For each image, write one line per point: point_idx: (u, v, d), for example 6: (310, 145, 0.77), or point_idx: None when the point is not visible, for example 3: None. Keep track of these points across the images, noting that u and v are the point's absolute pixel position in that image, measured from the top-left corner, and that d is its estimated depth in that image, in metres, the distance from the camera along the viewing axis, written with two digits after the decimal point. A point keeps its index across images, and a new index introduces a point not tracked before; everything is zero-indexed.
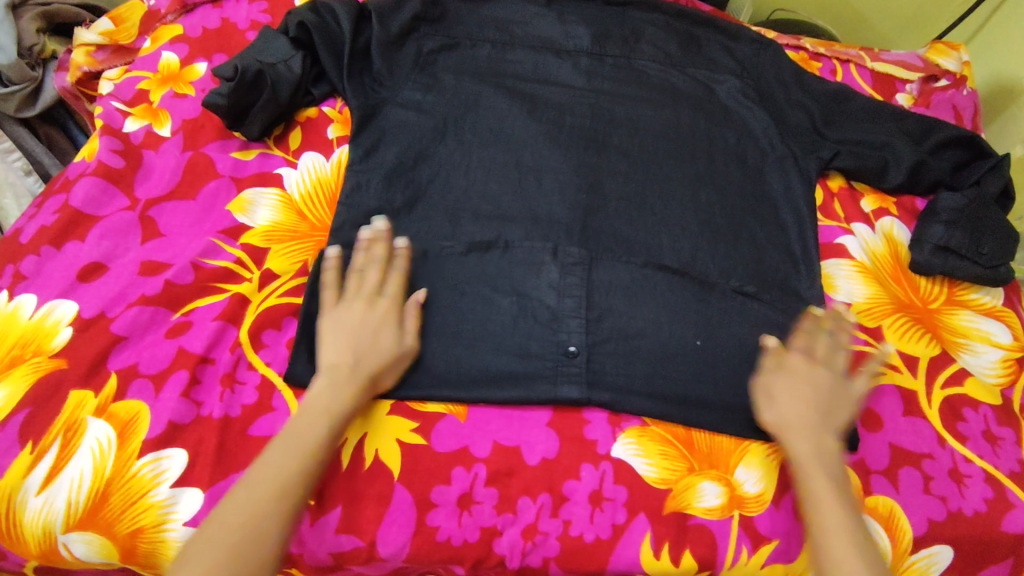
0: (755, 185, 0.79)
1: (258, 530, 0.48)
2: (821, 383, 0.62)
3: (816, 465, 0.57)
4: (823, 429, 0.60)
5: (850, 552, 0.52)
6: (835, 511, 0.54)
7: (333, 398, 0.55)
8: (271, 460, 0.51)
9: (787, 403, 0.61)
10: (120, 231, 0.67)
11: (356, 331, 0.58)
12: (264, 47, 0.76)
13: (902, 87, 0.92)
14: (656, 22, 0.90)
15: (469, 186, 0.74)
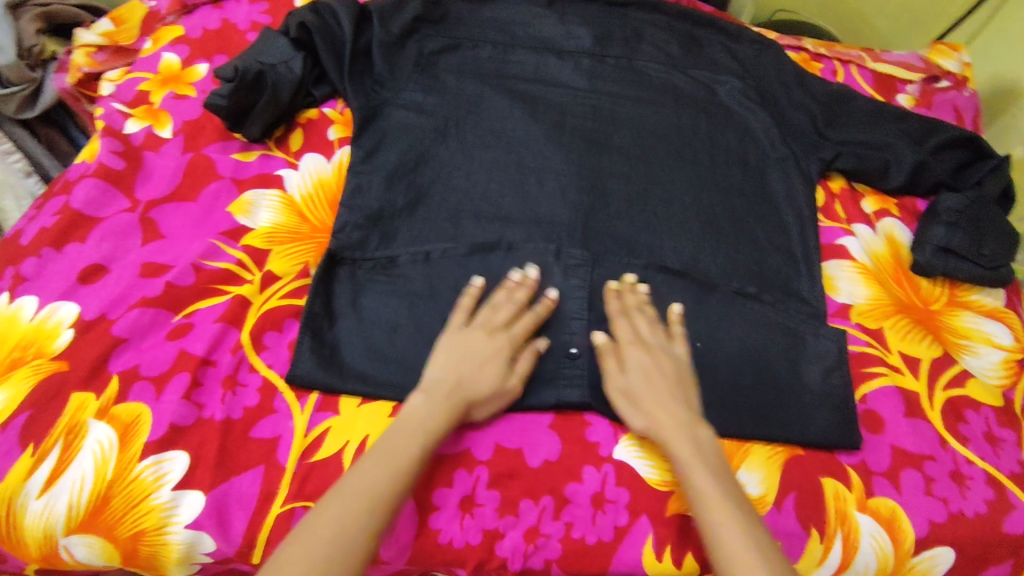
0: (757, 185, 0.79)
1: (347, 545, 0.45)
2: (644, 373, 0.60)
3: (698, 459, 0.54)
4: (680, 422, 0.57)
5: (743, 547, 0.49)
6: (722, 506, 0.51)
7: (439, 419, 0.54)
8: (365, 474, 0.49)
9: (643, 403, 0.58)
10: (121, 232, 0.66)
11: (467, 360, 0.58)
12: (265, 48, 0.76)
13: (903, 87, 0.92)
14: (656, 23, 0.90)
15: (471, 187, 0.74)
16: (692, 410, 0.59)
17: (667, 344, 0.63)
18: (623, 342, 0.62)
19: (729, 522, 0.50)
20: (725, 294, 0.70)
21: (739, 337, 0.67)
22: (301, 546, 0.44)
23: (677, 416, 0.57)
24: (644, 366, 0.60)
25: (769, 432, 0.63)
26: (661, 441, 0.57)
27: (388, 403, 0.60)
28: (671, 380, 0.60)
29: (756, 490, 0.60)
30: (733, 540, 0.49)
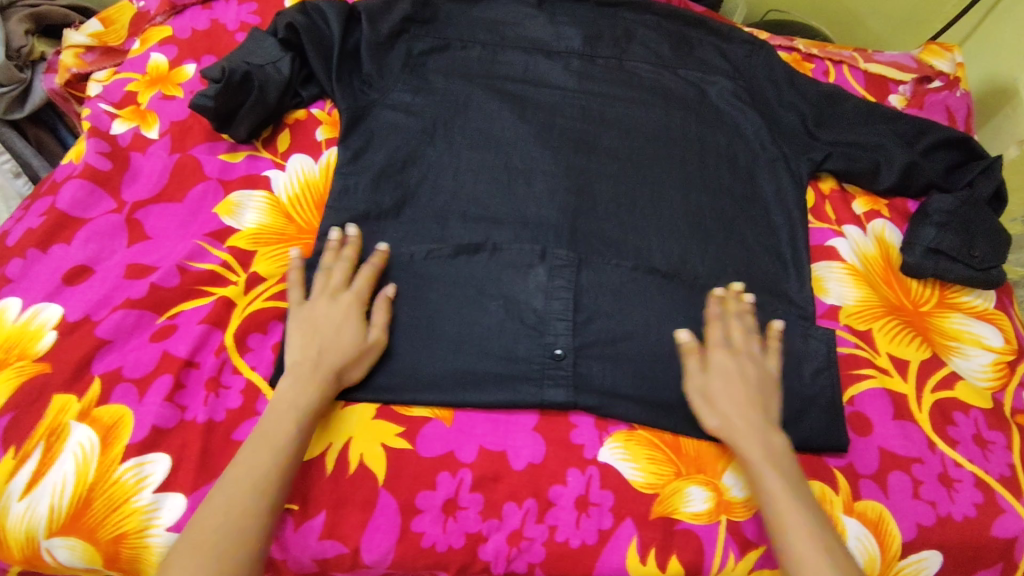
0: (747, 186, 0.79)
1: (235, 530, 0.48)
2: (727, 377, 0.60)
3: (768, 464, 0.56)
4: (753, 426, 0.58)
5: (812, 552, 0.51)
6: (793, 512, 0.53)
7: (308, 392, 0.55)
8: (244, 462, 0.51)
9: (721, 405, 0.59)
10: (106, 234, 0.66)
11: (325, 332, 0.58)
12: (254, 48, 0.75)
13: (895, 88, 0.91)
14: (647, 23, 0.90)
15: (458, 188, 0.74)
16: (768, 415, 0.59)
17: (746, 345, 0.62)
18: (711, 343, 0.62)
19: (799, 526, 0.52)
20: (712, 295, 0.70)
21: None
22: (194, 538, 0.47)
23: (754, 421, 0.58)
24: (726, 369, 0.61)
25: None
26: (733, 443, 0.58)
27: (372, 405, 0.60)
28: (755, 386, 0.60)
29: (742, 493, 0.60)
30: (802, 543, 0.52)
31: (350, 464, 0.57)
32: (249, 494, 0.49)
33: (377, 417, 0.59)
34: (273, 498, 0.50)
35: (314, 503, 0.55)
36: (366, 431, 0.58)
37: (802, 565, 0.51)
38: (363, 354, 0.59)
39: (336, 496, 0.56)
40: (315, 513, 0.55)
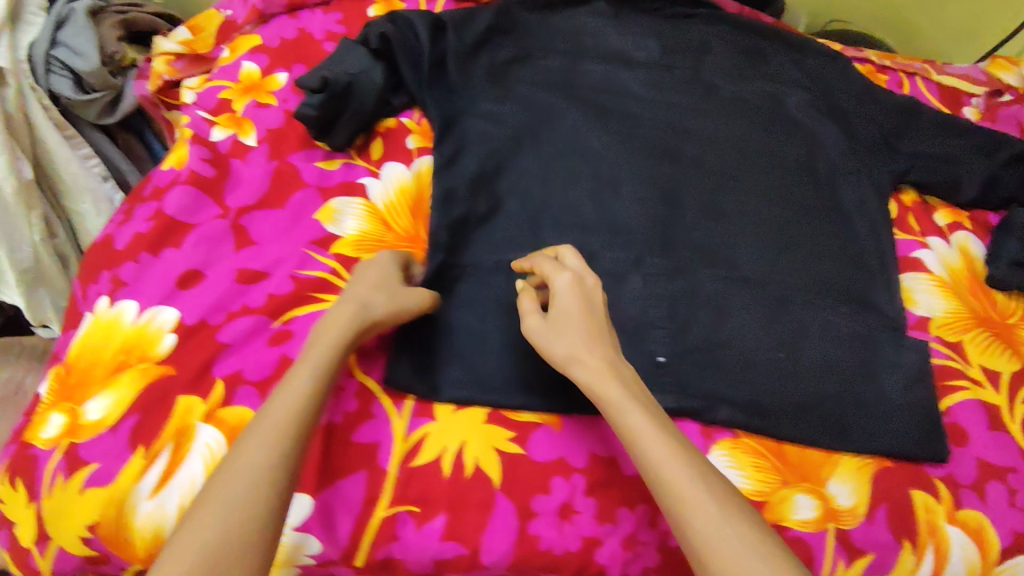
0: (829, 197, 0.79)
1: (245, 493, 0.43)
2: (568, 309, 0.55)
3: (629, 401, 0.50)
4: (601, 361, 0.52)
5: (696, 492, 0.45)
6: (658, 443, 0.47)
7: (330, 330, 0.54)
8: (256, 425, 0.47)
9: (560, 341, 0.54)
10: (214, 239, 0.67)
11: (364, 273, 0.60)
12: (345, 56, 0.77)
13: (968, 100, 0.92)
14: (723, 34, 0.91)
15: (548, 195, 0.75)
16: (611, 346, 0.54)
17: (575, 274, 0.58)
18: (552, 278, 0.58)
19: (664, 458, 0.46)
20: (805, 304, 0.70)
21: (821, 348, 0.68)
22: (202, 508, 0.43)
23: (598, 352, 0.53)
24: (565, 301, 0.55)
25: (858, 443, 0.63)
26: (585, 383, 0.52)
27: (483, 410, 0.61)
28: (592, 313, 0.55)
29: (847, 501, 0.61)
30: (674, 476, 0.45)
31: (465, 469, 0.58)
32: (267, 454, 0.45)
33: (489, 422, 0.61)
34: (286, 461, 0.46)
35: (433, 504, 0.57)
36: (479, 435, 0.59)
37: (680, 501, 0.45)
38: (398, 301, 0.59)
39: (454, 499, 0.57)
40: (435, 515, 0.56)
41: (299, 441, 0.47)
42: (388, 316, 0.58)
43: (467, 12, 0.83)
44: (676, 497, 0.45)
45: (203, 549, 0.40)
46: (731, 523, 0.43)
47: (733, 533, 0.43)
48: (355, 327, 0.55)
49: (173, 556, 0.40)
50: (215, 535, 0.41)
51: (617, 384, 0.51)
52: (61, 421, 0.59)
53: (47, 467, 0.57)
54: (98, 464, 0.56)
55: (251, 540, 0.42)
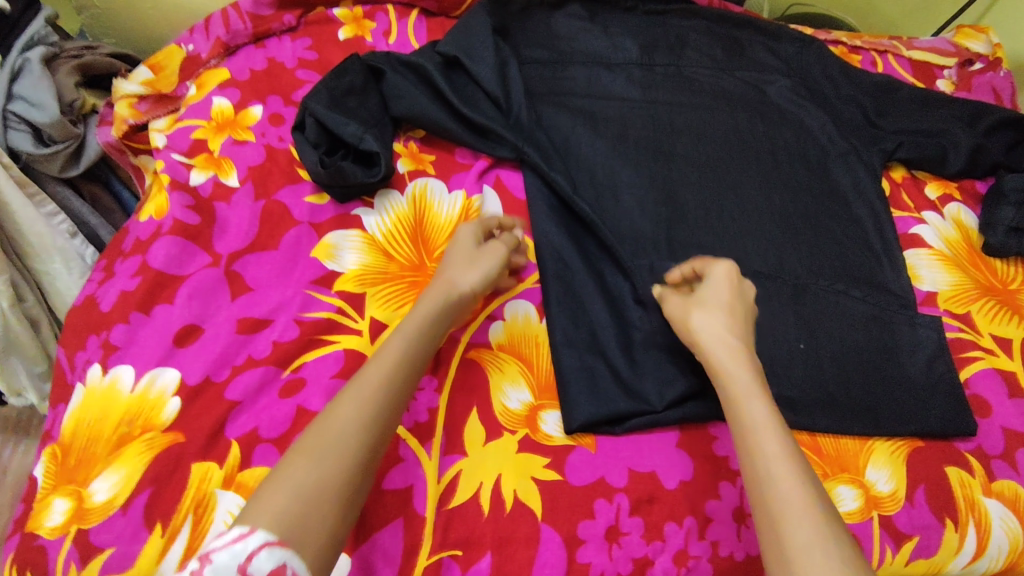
0: (823, 182, 0.80)
1: (345, 442, 0.47)
2: (716, 296, 0.57)
3: (752, 389, 0.51)
4: (734, 344, 0.54)
5: (790, 482, 0.46)
6: (773, 433, 0.49)
7: (420, 304, 0.57)
8: (353, 386, 0.50)
9: (706, 318, 0.56)
10: (208, 290, 0.64)
11: (453, 253, 0.62)
12: (344, 99, 0.72)
13: (941, 73, 0.94)
14: (696, 27, 0.91)
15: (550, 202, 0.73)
16: (746, 334, 0.56)
17: (728, 270, 0.59)
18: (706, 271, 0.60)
19: (774, 445, 0.48)
20: (816, 292, 0.71)
21: (840, 336, 0.68)
22: (303, 453, 0.46)
23: (738, 335, 0.55)
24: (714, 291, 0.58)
25: (890, 427, 0.63)
26: (715, 355, 0.54)
27: (514, 439, 0.59)
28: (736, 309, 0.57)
29: (887, 487, 0.60)
30: (773, 450, 0.48)
31: (506, 503, 0.55)
32: (368, 406, 0.49)
33: (522, 450, 0.58)
34: (374, 423, 0.49)
35: (476, 545, 0.54)
36: (515, 466, 0.57)
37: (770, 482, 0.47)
38: (479, 267, 0.61)
39: (498, 536, 0.54)
40: (480, 556, 0.53)
41: (388, 406, 0.50)
42: (477, 284, 0.59)
43: (467, 36, 0.80)
44: (772, 482, 0.46)
45: (297, 491, 0.44)
46: (816, 502, 0.45)
47: (813, 528, 0.44)
48: (442, 301, 0.58)
49: (271, 490, 0.44)
50: (315, 480, 0.45)
51: (749, 372, 0.53)
52: (66, 506, 0.54)
53: (57, 558, 0.52)
54: (113, 549, 0.51)
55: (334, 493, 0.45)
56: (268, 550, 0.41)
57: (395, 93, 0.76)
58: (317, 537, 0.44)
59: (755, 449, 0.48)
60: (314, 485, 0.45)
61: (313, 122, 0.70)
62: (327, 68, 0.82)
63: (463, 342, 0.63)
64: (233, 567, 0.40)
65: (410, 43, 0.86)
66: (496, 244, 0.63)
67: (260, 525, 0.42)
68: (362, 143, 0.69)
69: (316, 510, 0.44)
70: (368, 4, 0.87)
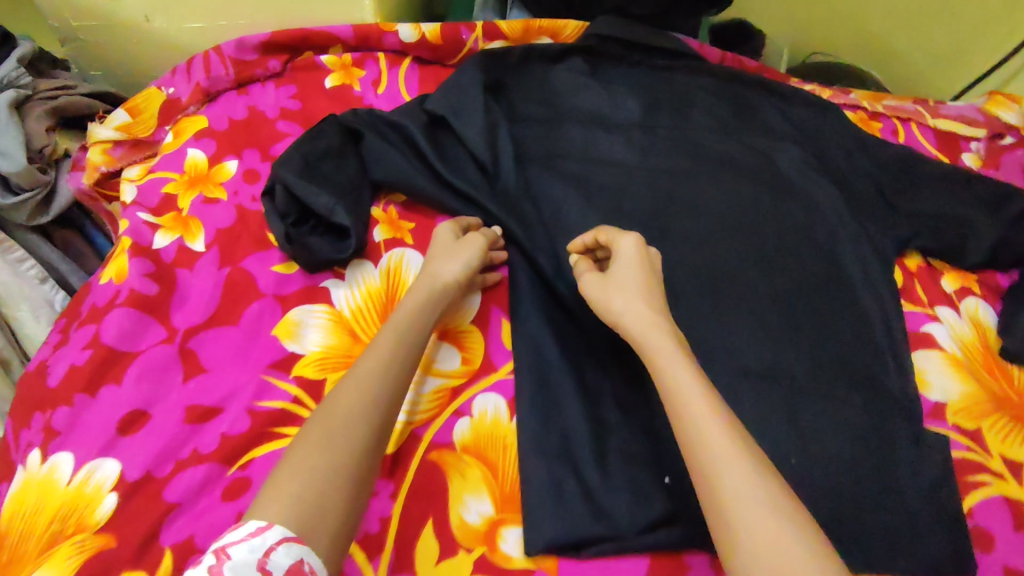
0: (830, 268, 0.74)
1: (350, 426, 0.48)
2: (626, 270, 0.60)
3: (677, 362, 0.52)
4: (654, 318, 0.56)
5: (728, 448, 0.45)
6: (704, 398, 0.49)
7: (410, 298, 0.60)
8: (352, 376, 0.52)
9: (627, 293, 0.58)
10: (159, 370, 0.61)
11: (435, 249, 0.65)
12: (318, 163, 0.69)
13: (967, 145, 0.87)
14: (705, 85, 0.85)
15: (531, 283, 0.69)
16: (664, 308, 0.58)
17: (635, 241, 0.61)
18: (614, 242, 0.63)
19: (710, 415, 0.47)
20: (814, 397, 0.65)
21: (836, 449, 0.63)
22: (311, 439, 0.47)
23: (655, 309, 0.56)
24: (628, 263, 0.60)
25: (881, 563, 0.57)
26: (637, 331, 0.55)
27: (469, 558, 0.54)
28: (649, 284, 0.59)
29: None
30: (700, 410, 0.48)
31: None
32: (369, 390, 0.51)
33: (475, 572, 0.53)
34: (377, 409, 0.50)
35: None
36: None
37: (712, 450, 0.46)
38: (461, 257, 0.64)
39: None
40: None
41: (389, 390, 0.52)
42: (460, 274, 0.63)
43: (458, 94, 0.76)
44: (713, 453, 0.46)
45: (312, 474, 0.44)
46: (750, 456, 0.45)
47: (760, 490, 0.43)
48: (428, 293, 0.61)
49: (284, 477, 0.44)
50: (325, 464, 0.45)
51: (671, 342, 0.53)
52: None
53: None
54: None
55: (345, 478, 0.46)
56: (286, 545, 0.41)
57: (375, 157, 0.72)
58: (330, 521, 0.44)
59: (682, 417, 0.48)
60: (327, 466, 0.45)
61: (282, 191, 0.66)
62: (309, 119, 0.78)
63: (425, 441, 0.59)
64: (252, 563, 0.40)
65: (401, 95, 0.81)
66: (476, 236, 0.67)
67: (276, 510, 0.42)
68: (333, 217, 0.66)
69: (330, 492, 0.44)
70: (358, 50, 0.82)
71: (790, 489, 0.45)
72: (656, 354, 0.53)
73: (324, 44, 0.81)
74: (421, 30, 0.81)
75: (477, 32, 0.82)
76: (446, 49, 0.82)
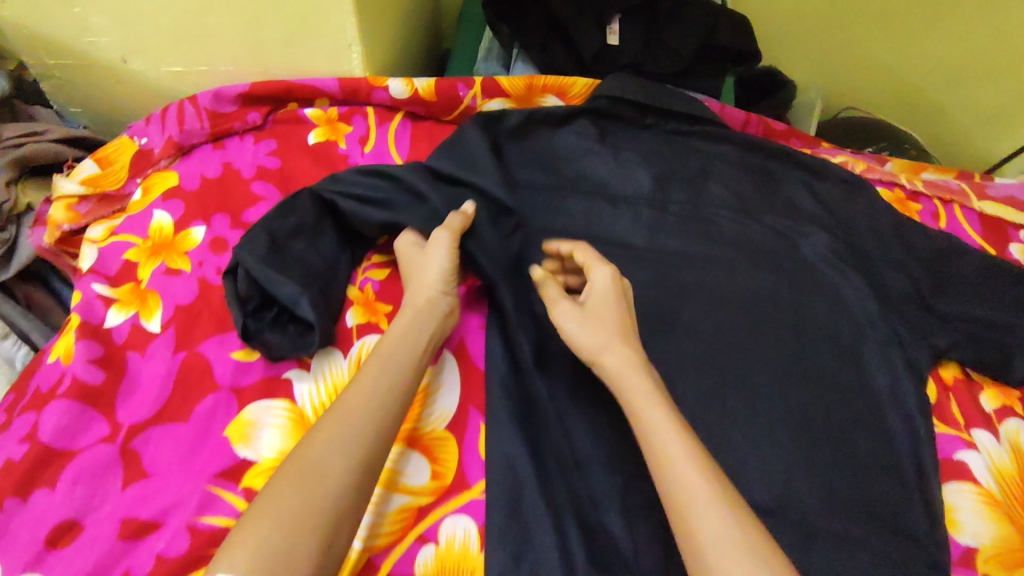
0: (855, 377, 0.66)
1: (324, 461, 0.44)
2: (602, 300, 0.57)
3: (654, 406, 0.49)
4: (632, 355, 0.53)
5: (711, 502, 0.44)
6: (683, 446, 0.47)
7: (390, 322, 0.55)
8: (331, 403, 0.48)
9: (602, 320, 0.56)
10: (96, 473, 0.55)
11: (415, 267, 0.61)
12: (288, 242, 0.63)
13: (1018, 235, 0.77)
14: (725, 154, 0.77)
15: (515, 383, 0.61)
16: (637, 341, 0.56)
17: (610, 269, 0.59)
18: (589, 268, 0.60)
19: (691, 465, 0.46)
20: (826, 538, 0.57)
21: None
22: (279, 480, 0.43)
23: (631, 344, 0.54)
24: (603, 293, 0.57)
25: None
26: (614, 368, 0.53)
27: None
28: (625, 311, 0.57)
29: None
30: (680, 454, 0.46)
31: None
32: (348, 417, 0.47)
33: None
34: (359, 437, 0.46)
35: None
36: None
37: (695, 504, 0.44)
38: (432, 270, 0.59)
39: None
40: None
41: (375, 420, 0.47)
42: (437, 288, 0.58)
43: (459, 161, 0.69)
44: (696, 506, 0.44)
45: (279, 520, 0.41)
46: (732, 509, 0.44)
47: (745, 546, 0.42)
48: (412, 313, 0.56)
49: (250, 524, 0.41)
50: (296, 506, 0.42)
51: (650, 383, 0.51)
52: None
53: None
54: None
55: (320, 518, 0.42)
56: None
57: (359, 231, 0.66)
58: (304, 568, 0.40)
59: (660, 461, 0.47)
60: (296, 509, 0.41)
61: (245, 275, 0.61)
62: (286, 179, 0.72)
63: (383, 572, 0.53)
64: None
65: (389, 152, 0.74)
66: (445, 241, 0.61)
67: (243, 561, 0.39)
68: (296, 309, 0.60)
69: (298, 540, 0.41)
70: (347, 104, 0.77)
71: (773, 544, 0.43)
72: (634, 394, 0.51)
73: (309, 96, 0.75)
74: (414, 86, 0.74)
75: (476, 88, 0.76)
76: (441, 106, 0.76)
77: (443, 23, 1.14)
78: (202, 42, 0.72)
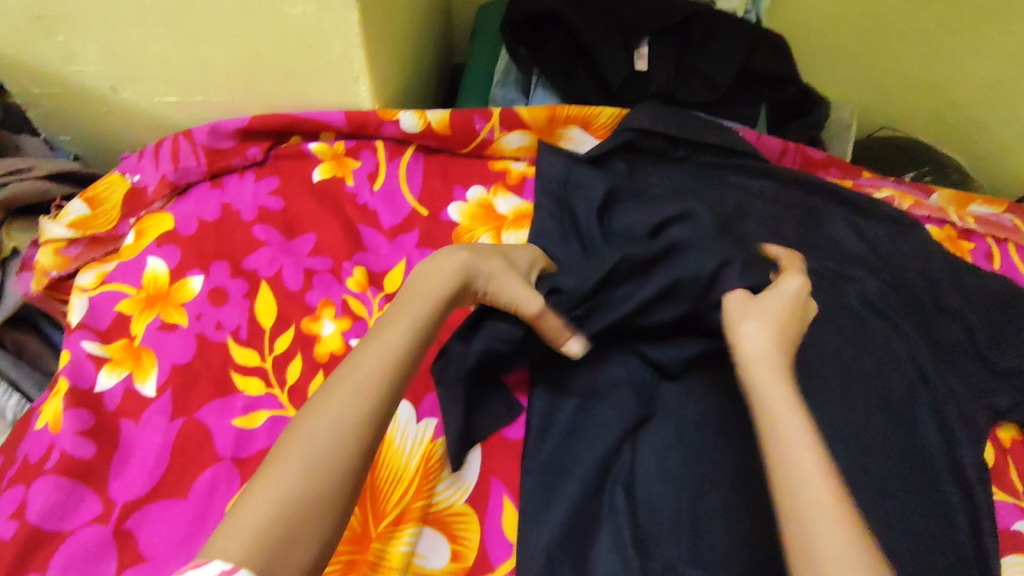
0: (908, 439, 0.61)
1: (335, 436, 0.43)
2: (772, 305, 0.53)
3: (790, 405, 0.47)
4: (785, 363, 0.50)
5: (826, 509, 0.41)
6: (811, 451, 0.44)
7: (434, 281, 0.53)
8: (348, 372, 0.46)
9: (754, 322, 0.52)
10: (88, 559, 0.50)
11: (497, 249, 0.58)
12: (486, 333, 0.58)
13: None
14: (762, 189, 0.73)
15: (553, 454, 0.56)
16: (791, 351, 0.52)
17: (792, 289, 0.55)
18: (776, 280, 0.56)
19: (815, 468, 0.43)
20: None
21: None
22: (286, 464, 0.41)
23: (783, 351, 0.50)
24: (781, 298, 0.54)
25: None
26: (753, 367, 0.50)
27: None
28: (791, 329, 0.53)
29: None
30: (810, 464, 0.43)
31: None
32: (360, 395, 0.45)
33: None
34: (373, 422, 0.45)
35: None
36: None
37: (809, 509, 0.41)
38: (502, 278, 0.55)
39: None
40: None
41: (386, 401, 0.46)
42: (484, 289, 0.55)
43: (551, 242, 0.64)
44: (810, 507, 0.41)
45: (280, 499, 0.40)
46: (845, 519, 0.41)
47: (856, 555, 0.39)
48: (452, 286, 0.53)
49: (252, 500, 0.40)
50: (300, 489, 0.40)
51: (788, 386, 0.48)
52: None
53: None
54: None
55: (326, 503, 0.41)
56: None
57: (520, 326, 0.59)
58: (303, 555, 0.39)
59: (784, 453, 0.44)
60: (303, 487, 0.40)
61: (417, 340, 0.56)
62: (292, 224, 0.67)
63: None
64: None
65: (401, 190, 0.69)
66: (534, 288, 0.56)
67: (234, 545, 0.37)
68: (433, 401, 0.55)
69: (299, 523, 0.39)
70: (355, 138, 0.72)
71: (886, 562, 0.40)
72: (769, 396, 0.48)
73: (313, 130, 0.70)
74: (427, 119, 0.70)
75: (493, 120, 0.71)
76: (457, 138, 0.71)
77: (453, 40, 1.09)
78: (199, 71, 0.67)
